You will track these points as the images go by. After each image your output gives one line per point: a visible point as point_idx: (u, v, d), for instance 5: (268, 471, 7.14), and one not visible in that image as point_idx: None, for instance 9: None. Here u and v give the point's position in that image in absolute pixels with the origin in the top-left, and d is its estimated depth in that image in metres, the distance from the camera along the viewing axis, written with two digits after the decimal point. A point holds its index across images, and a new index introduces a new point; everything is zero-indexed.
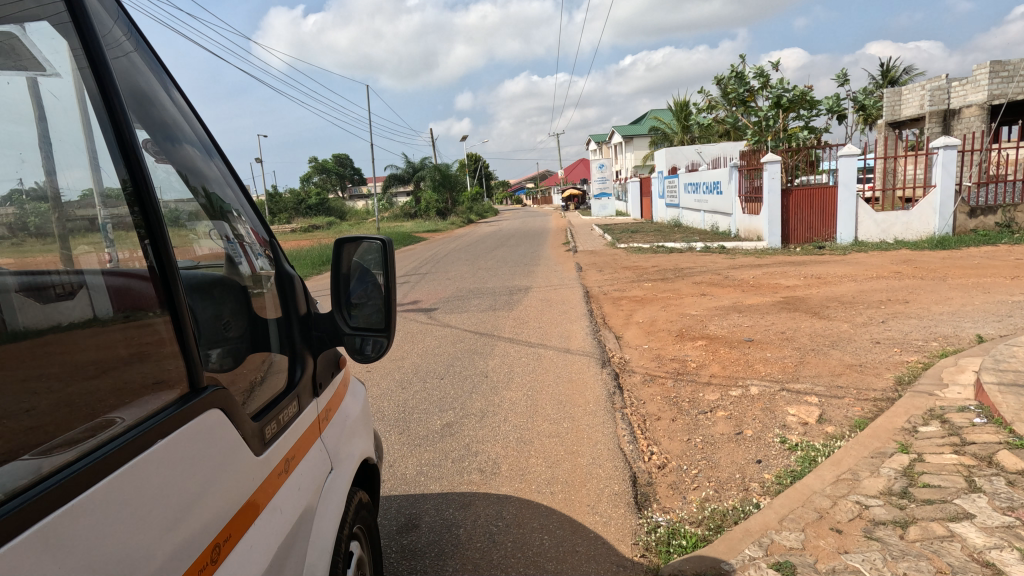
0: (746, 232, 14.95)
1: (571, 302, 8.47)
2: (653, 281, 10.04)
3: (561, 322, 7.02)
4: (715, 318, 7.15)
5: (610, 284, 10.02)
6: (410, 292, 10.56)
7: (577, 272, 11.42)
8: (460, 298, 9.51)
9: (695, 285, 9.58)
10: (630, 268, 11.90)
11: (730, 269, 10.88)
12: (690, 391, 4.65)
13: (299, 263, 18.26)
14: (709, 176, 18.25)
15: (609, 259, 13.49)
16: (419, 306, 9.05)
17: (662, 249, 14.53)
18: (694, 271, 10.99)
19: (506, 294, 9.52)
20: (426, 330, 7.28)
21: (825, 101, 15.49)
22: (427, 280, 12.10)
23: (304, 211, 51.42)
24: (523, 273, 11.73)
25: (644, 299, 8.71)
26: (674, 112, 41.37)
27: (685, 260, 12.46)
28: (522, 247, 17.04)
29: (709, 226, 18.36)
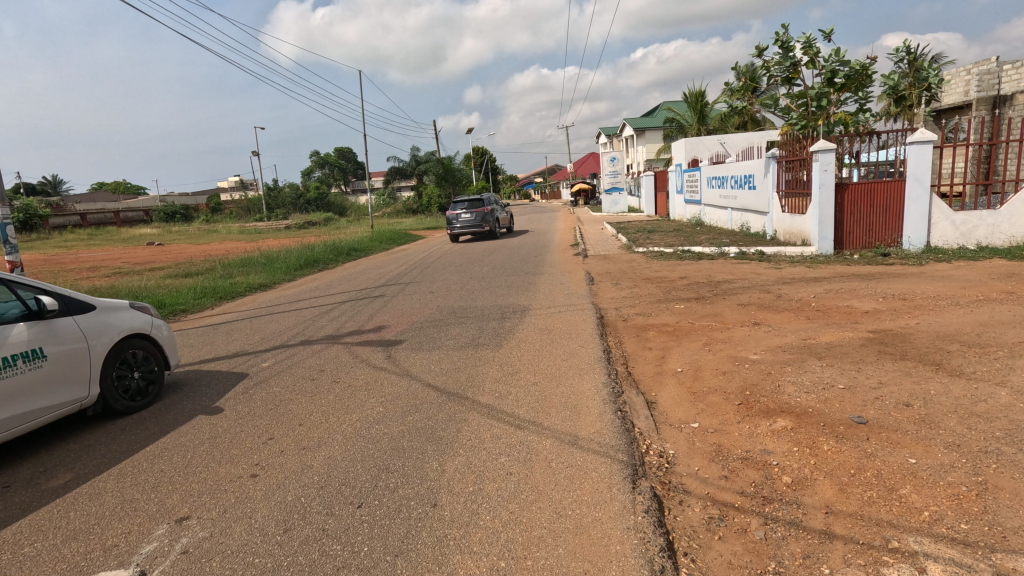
0: (787, 235, 12.73)
1: (580, 335, 6.32)
2: (686, 301, 7.87)
3: (567, 376, 4.89)
4: (789, 369, 4.97)
5: (629, 305, 7.89)
6: (381, 313, 8.49)
7: (587, 287, 9.34)
8: (439, 323, 7.43)
9: (742, 308, 7.41)
10: (652, 279, 9.80)
11: (782, 285, 8.68)
12: (805, 562, 2.48)
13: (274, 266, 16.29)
14: (739, 169, 15.92)
15: (626, 267, 11.31)
16: (382, 337, 6.96)
17: (689, 254, 12.33)
18: (734, 285, 8.85)
19: (497, 320, 7.37)
20: (375, 383, 5.18)
21: (887, 78, 12.90)
22: (404, 296, 9.99)
23: (303, 207, 49.78)
24: (521, 287, 9.67)
25: (678, 331, 6.55)
26: (689, 103, 38.91)
27: (719, 271, 10.26)
28: (524, 252, 15.02)
29: (738, 226, 16.12)
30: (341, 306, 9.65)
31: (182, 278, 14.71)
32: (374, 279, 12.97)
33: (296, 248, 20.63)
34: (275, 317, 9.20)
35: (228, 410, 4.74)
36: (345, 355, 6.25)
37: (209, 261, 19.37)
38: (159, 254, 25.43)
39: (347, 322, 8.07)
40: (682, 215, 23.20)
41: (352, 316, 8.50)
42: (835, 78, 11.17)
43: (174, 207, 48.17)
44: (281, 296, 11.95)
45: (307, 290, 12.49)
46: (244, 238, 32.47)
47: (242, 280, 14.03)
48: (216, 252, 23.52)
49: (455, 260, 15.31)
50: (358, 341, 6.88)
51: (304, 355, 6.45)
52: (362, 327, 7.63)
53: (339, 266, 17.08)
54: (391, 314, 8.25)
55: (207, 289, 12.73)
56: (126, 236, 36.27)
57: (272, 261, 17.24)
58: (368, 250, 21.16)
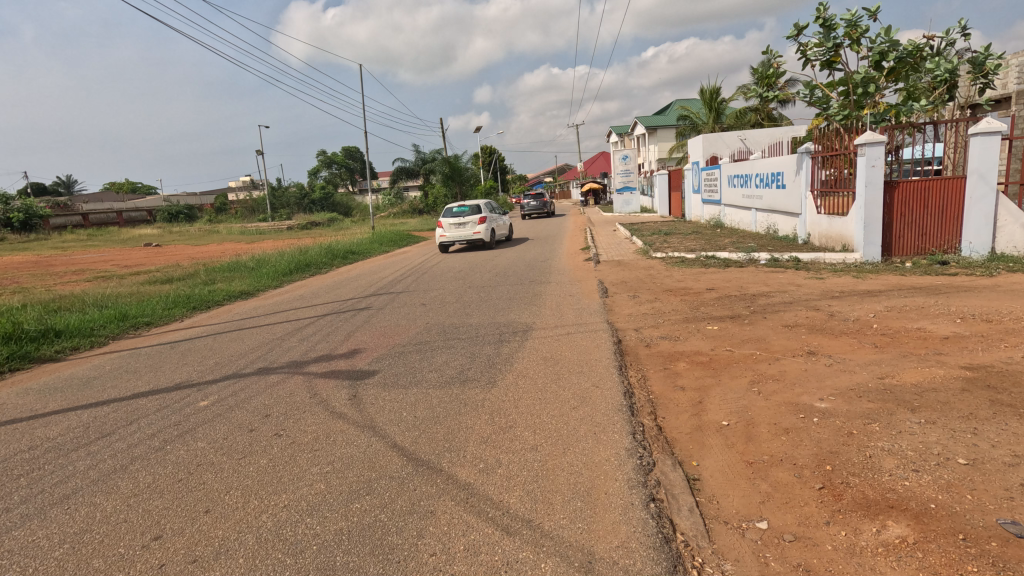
0: (824, 239, 11.41)
1: (594, 368, 5.08)
2: (718, 321, 6.61)
3: (577, 437, 3.65)
4: (875, 428, 3.70)
5: (651, 324, 6.65)
6: (359, 332, 7.31)
7: (601, 300, 8.14)
8: (424, 347, 6.23)
9: (788, 330, 6.13)
10: (674, 291, 8.57)
11: (829, 299, 7.40)
12: None
13: (263, 272, 15.23)
14: (765, 166, 14.61)
15: (644, 276, 10.05)
16: (353, 365, 5.76)
17: (713, 260, 11.03)
18: (772, 299, 7.60)
19: (492, 344, 6.16)
20: (326, 440, 3.95)
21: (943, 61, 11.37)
22: (392, 310, 8.81)
23: (307, 206, 49.01)
24: (525, 299, 8.50)
25: (715, 363, 5.29)
26: (703, 99, 37.57)
27: (752, 281, 8.99)
28: (531, 258, 13.82)
29: (764, 228, 14.79)
30: (318, 321, 8.49)
31: (158, 284, 13.60)
32: (365, 287, 11.87)
33: (291, 251, 19.54)
34: (241, 334, 8.05)
35: (122, 482, 3.54)
36: (301, 392, 5.05)
37: (196, 264, 18.31)
38: (152, 257, 24.50)
39: (319, 344, 6.89)
40: (699, 216, 21.84)
41: (326, 336, 7.32)
42: (884, 60, 9.85)
43: (177, 207, 47.50)
44: (261, 306, 10.84)
45: (288, 299, 11.33)
46: (245, 239, 31.58)
47: (223, 287, 12.93)
48: (210, 255, 22.51)
49: (454, 265, 14.12)
50: (323, 371, 5.69)
51: (254, 390, 5.27)
52: (334, 350, 6.45)
53: (332, 270, 15.96)
54: (370, 335, 7.05)
55: (181, 297, 11.65)
56: (125, 236, 35.47)
57: (262, 265, 16.15)
58: (365, 253, 20.03)
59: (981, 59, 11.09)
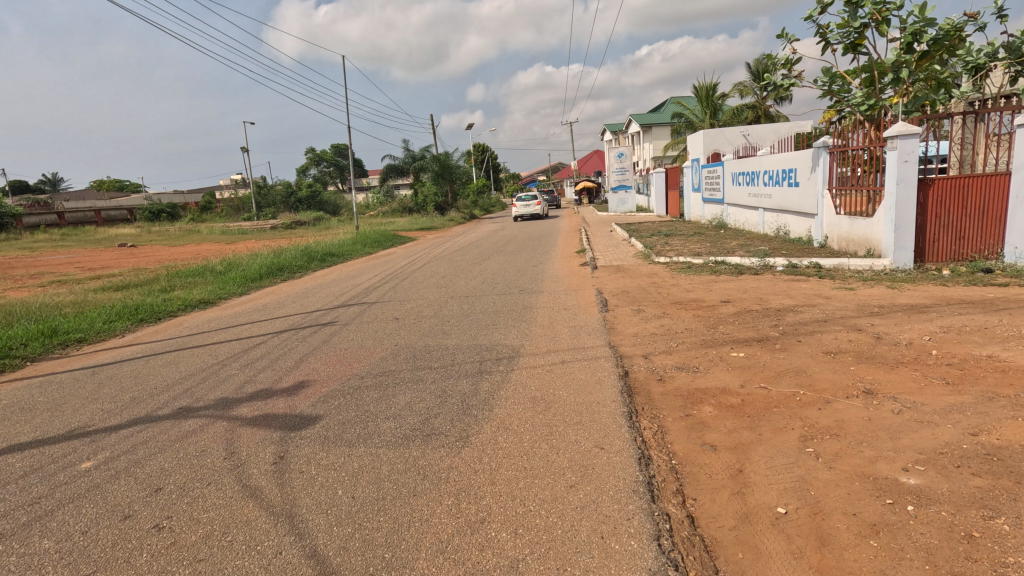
0: (845, 242, 10.35)
1: (596, 418, 3.94)
2: (743, 345, 5.50)
3: (576, 549, 2.51)
4: (1002, 527, 2.58)
5: (663, 349, 5.53)
6: (314, 357, 6.14)
7: (601, 316, 7.02)
8: (387, 382, 5.07)
9: (832, 360, 5.00)
10: (684, 304, 7.49)
11: (868, 316, 6.31)
12: None
13: (231, 276, 14.02)
14: (774, 162, 13.56)
15: (647, 285, 8.94)
16: (294, 409, 4.59)
17: (724, 266, 9.95)
18: (801, 315, 6.52)
19: (469, 377, 5.01)
20: (222, 541, 2.78)
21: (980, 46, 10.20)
22: (358, 326, 7.64)
23: (294, 204, 47.74)
24: (514, 315, 7.37)
25: (749, 408, 4.17)
26: (699, 96, 36.58)
27: (771, 291, 7.92)
28: (521, 263, 12.70)
29: (774, 230, 13.73)
30: (273, 340, 7.32)
31: (111, 290, 12.35)
32: (338, 295, 10.70)
33: (266, 252, 18.30)
34: (179, 356, 6.84)
35: None
36: (215, 449, 3.88)
37: (163, 267, 17.04)
38: (123, 258, 23.18)
39: (263, 374, 5.71)
40: (700, 216, 20.74)
41: (275, 361, 6.15)
42: (917, 41, 8.73)
43: (159, 206, 46.04)
44: (215, 318, 9.63)
45: (248, 309, 10.12)
46: (225, 239, 30.32)
47: (181, 294, 11.69)
48: (183, 256, 21.25)
49: (438, 270, 12.96)
50: (254, 415, 4.51)
51: (160, 442, 4.10)
52: (276, 384, 5.27)
53: (308, 275, 14.75)
54: (325, 362, 5.88)
55: (129, 307, 10.41)
56: (101, 236, 34.16)
57: (231, 268, 14.91)
58: (346, 255, 18.81)
59: (1018, 45, 9.99)
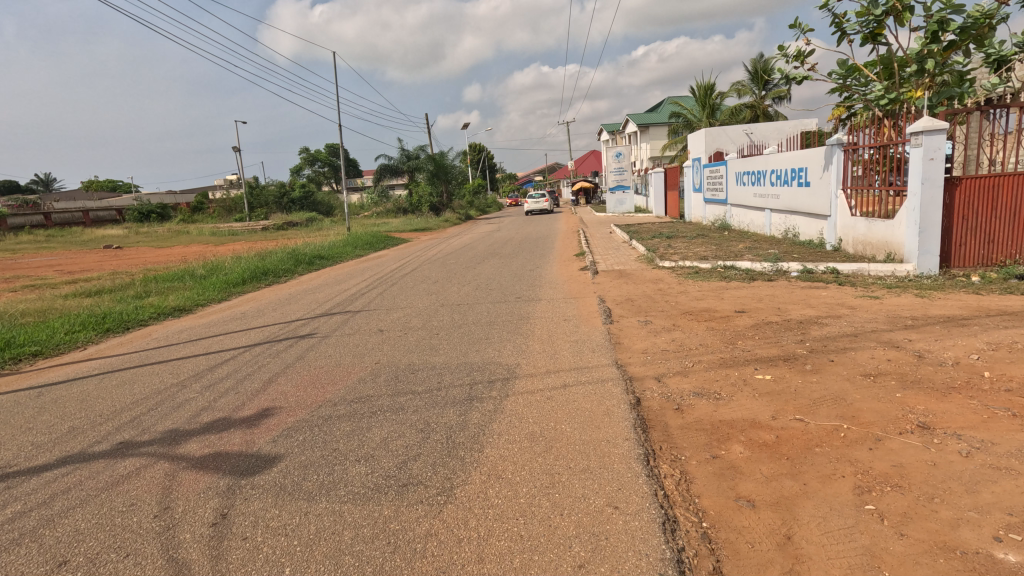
0: (862, 245, 9.74)
1: (607, 464, 3.28)
2: (767, 365, 4.85)
3: None
4: None
5: (677, 370, 4.88)
6: (285, 378, 5.46)
7: (605, 329, 6.36)
8: (362, 410, 4.41)
9: (873, 385, 4.36)
10: (696, 315, 6.85)
11: (902, 330, 5.67)
12: None
13: (212, 280, 13.28)
14: (782, 161, 12.95)
15: (653, 292, 8.29)
16: (250, 446, 3.92)
17: (734, 271, 9.31)
18: (826, 329, 5.88)
19: (456, 405, 4.34)
20: None
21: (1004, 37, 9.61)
22: (339, 339, 6.96)
23: (286, 204, 46.99)
24: (509, 328, 6.70)
25: (787, 447, 3.51)
26: (698, 96, 36.03)
27: (788, 301, 7.28)
28: (517, 268, 12.03)
29: (783, 232, 13.12)
30: (243, 354, 6.64)
31: (82, 296, 11.60)
32: (322, 302, 10.01)
33: (252, 255, 17.58)
34: (137, 374, 6.16)
35: None
36: (146, 502, 3.20)
37: (142, 271, 16.27)
38: (104, 260, 22.37)
39: (224, 398, 5.03)
40: (702, 217, 20.13)
41: (240, 382, 5.46)
42: (942, 31, 8.12)
43: (149, 206, 45.12)
44: (187, 327, 8.93)
45: (224, 318, 9.42)
46: (215, 240, 29.55)
47: (155, 301, 10.97)
48: (167, 259, 20.45)
49: (429, 275, 12.27)
50: (203, 455, 3.83)
51: (84, 491, 3.42)
52: (236, 413, 4.59)
53: (293, 279, 14.04)
54: (297, 384, 5.21)
55: (97, 315, 9.69)
56: (87, 237, 33.28)
57: (213, 272, 14.18)
58: (335, 258, 18.09)
59: None
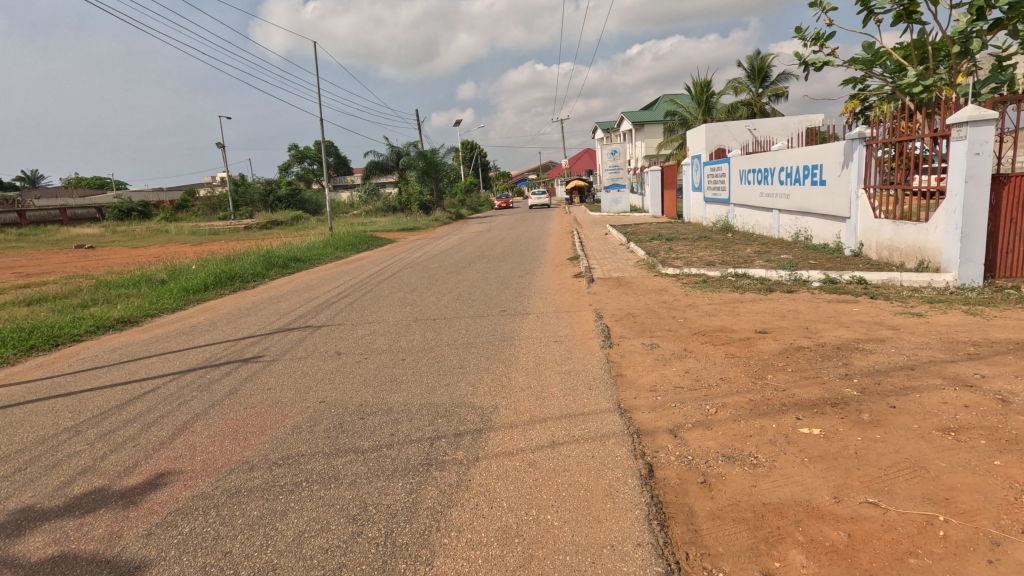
0: (888, 251, 8.72)
1: None
2: (811, 413, 3.80)
3: None
4: None
5: (697, 420, 3.83)
6: (203, 422, 4.36)
7: (605, 356, 5.29)
8: (282, 480, 3.31)
9: (955, 446, 3.30)
10: (710, 337, 5.78)
11: (967, 361, 4.61)
12: None
13: (171, 286, 12.11)
14: (794, 158, 11.93)
15: (657, 306, 7.24)
16: (114, 543, 2.81)
17: (746, 280, 8.28)
18: (872, 359, 4.82)
19: (407, 476, 3.26)
20: None
21: None
22: (286, 364, 5.86)
23: (272, 202, 45.67)
24: (489, 353, 5.61)
25: (867, 558, 2.45)
26: (694, 93, 35.06)
27: (816, 319, 6.23)
28: (506, 274, 10.95)
29: (794, 234, 12.10)
30: (169, 385, 5.51)
31: (20, 305, 10.39)
32: (284, 314, 8.88)
33: (223, 257, 16.39)
34: (32, 412, 5.02)
35: None
36: None
37: (102, 274, 15.03)
38: (69, 261, 21.03)
39: (116, 453, 3.92)
40: (702, 218, 19.16)
41: (148, 427, 4.36)
42: (989, 7, 7.06)
43: (130, 204, 43.73)
44: (123, 343, 7.78)
45: (169, 333, 8.28)
46: (193, 239, 28.30)
47: (100, 311, 9.79)
48: (136, 260, 19.23)
49: (409, 281, 11.18)
50: (42, 559, 2.71)
51: None
52: (119, 481, 3.47)
53: (263, 285, 12.88)
54: (215, 433, 4.11)
55: (24, 328, 8.51)
56: (60, 236, 31.87)
57: (175, 277, 13.00)
58: (313, 260, 16.93)
59: None
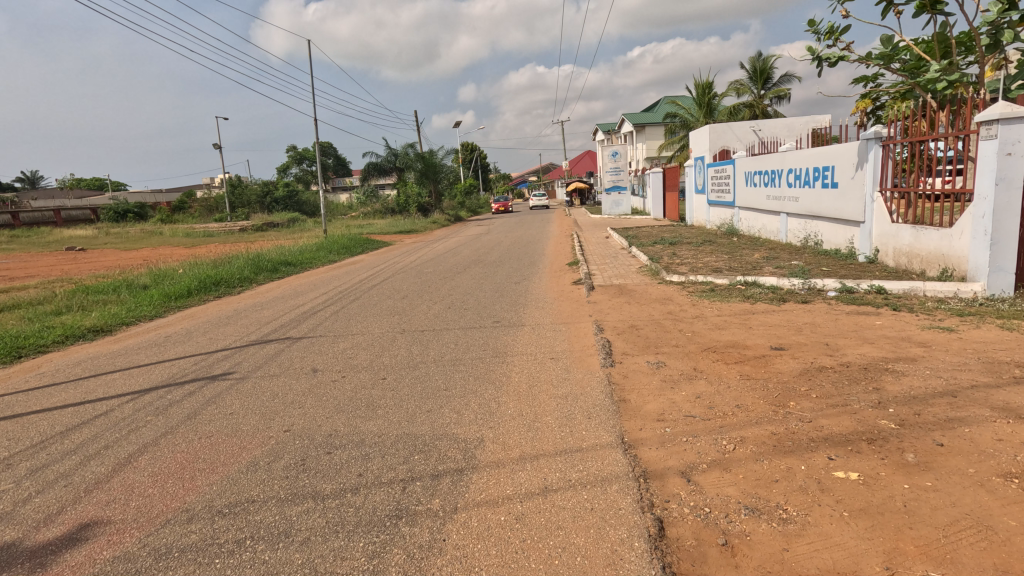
0: (908, 258, 8.19)
1: None
2: (845, 452, 3.27)
3: None
4: None
5: (712, 460, 3.30)
6: (149, 455, 3.83)
7: (606, 377, 4.77)
8: (222, 537, 2.78)
9: (1023, 497, 2.77)
10: (721, 355, 5.26)
11: (1016, 387, 4.07)
12: None
13: (153, 291, 11.59)
14: (804, 159, 11.42)
15: (662, 318, 6.72)
16: None
17: (757, 289, 7.76)
18: (907, 383, 4.28)
19: (369, 534, 2.73)
20: None
21: None
22: (256, 383, 5.33)
23: (269, 204, 45.19)
24: (478, 372, 5.08)
25: None
26: (695, 95, 34.57)
27: (837, 334, 5.70)
28: (502, 280, 10.43)
29: (804, 239, 11.57)
30: (125, 407, 4.98)
31: None
32: (265, 324, 8.34)
33: (211, 260, 15.87)
34: None
35: None
36: None
37: (84, 278, 14.51)
38: (54, 264, 20.53)
39: (41, 496, 3.39)
40: (705, 221, 18.65)
41: (87, 461, 3.84)
42: None
43: (126, 206, 43.29)
44: (89, 355, 7.26)
45: (141, 343, 7.75)
46: (187, 242, 27.82)
47: (73, 319, 9.28)
48: (124, 263, 18.71)
49: (401, 287, 10.66)
50: None
51: None
52: (34, 535, 2.94)
53: (249, 290, 12.36)
54: (159, 470, 3.59)
55: None
56: (52, 238, 31.40)
57: (158, 282, 12.47)
58: (305, 264, 16.43)
59: None
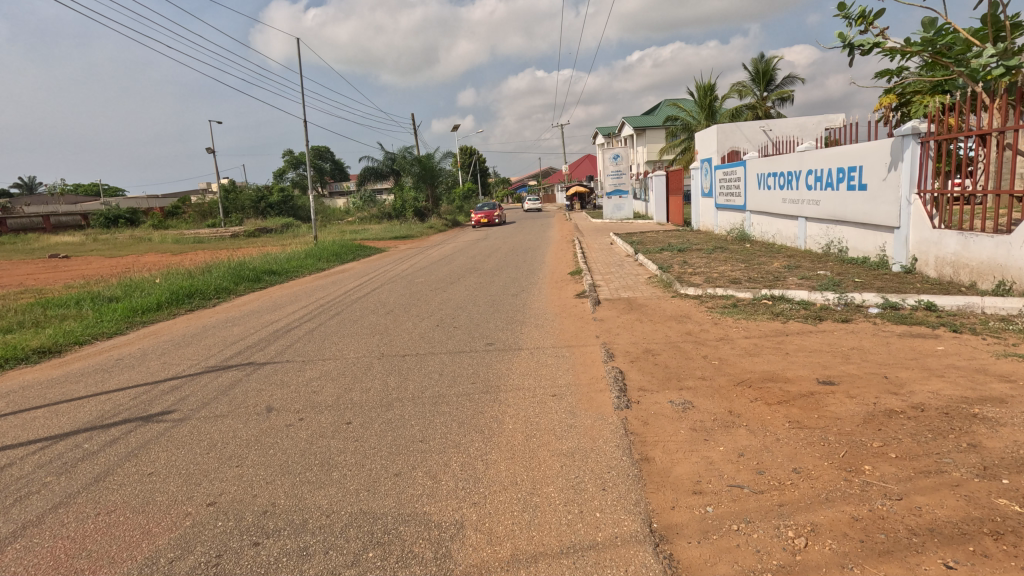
0: (954, 268, 7.25)
1: None
2: (968, 556, 2.33)
3: None
4: None
5: (781, 566, 2.35)
6: (22, 544, 2.89)
7: (622, 426, 3.82)
8: None
9: None
10: (761, 393, 4.31)
11: None
12: None
13: (119, 304, 10.66)
14: (826, 159, 10.49)
15: (681, 340, 5.78)
16: None
17: (786, 305, 6.83)
18: (1010, 437, 3.32)
19: None
20: None
21: None
22: (195, 428, 4.39)
23: (263, 210, 44.35)
24: (462, 417, 4.12)
25: None
26: (697, 97, 33.78)
27: (894, 363, 4.75)
28: (497, 293, 9.48)
29: (826, 246, 10.62)
30: (27, 460, 4.03)
31: None
32: (230, 345, 7.38)
33: (190, 269, 14.94)
34: None
35: None
36: None
37: (52, 289, 13.58)
38: (31, 273, 19.64)
39: None
40: (714, 226, 17.71)
41: None
42: None
43: (117, 211, 42.35)
44: (21, 383, 6.31)
45: (86, 368, 6.81)
46: (175, 248, 26.90)
47: (21, 337, 8.35)
48: (102, 272, 17.82)
49: (387, 300, 9.72)
50: None
51: None
52: None
53: (226, 303, 11.42)
54: (22, 573, 2.64)
55: None
56: (38, 245, 30.55)
57: (127, 293, 11.54)
58: (291, 272, 15.50)
59: None
